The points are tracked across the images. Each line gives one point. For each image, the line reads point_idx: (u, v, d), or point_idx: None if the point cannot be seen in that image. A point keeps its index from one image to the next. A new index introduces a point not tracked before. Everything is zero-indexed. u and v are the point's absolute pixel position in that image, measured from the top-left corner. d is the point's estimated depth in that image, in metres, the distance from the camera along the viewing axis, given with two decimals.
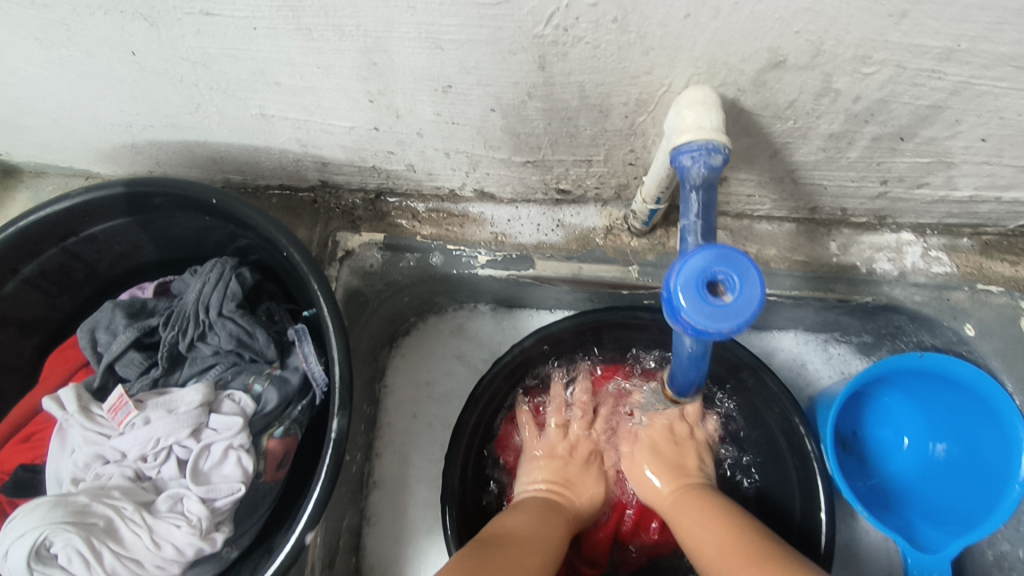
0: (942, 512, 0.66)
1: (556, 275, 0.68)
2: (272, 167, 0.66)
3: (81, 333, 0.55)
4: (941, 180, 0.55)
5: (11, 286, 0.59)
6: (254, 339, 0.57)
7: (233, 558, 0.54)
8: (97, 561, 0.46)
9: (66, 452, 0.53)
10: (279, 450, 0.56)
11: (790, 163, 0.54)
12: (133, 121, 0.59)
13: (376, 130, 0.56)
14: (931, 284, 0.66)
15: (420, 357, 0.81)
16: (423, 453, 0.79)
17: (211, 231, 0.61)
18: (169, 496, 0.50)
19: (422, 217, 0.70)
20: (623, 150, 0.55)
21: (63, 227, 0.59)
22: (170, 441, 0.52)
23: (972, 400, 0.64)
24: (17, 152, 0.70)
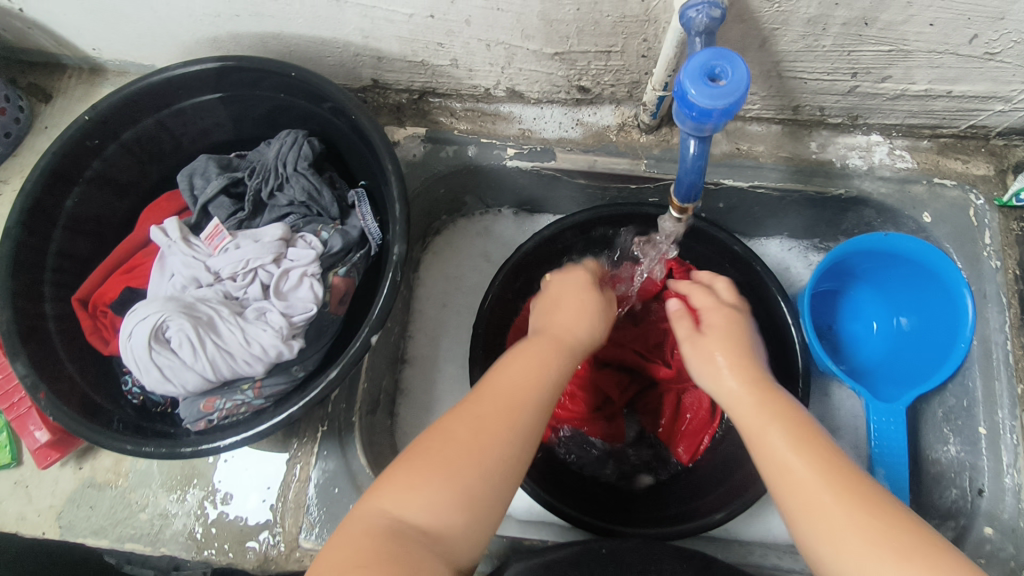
0: (902, 377, 0.77)
1: (574, 166, 0.79)
2: (334, 62, 0.76)
3: (181, 177, 0.66)
4: (900, 71, 0.66)
5: (113, 147, 0.69)
6: (321, 196, 0.67)
7: (300, 376, 0.62)
8: (201, 347, 0.56)
9: (165, 276, 0.63)
10: (341, 287, 0.65)
11: (776, 54, 0.66)
12: (221, 10, 0.70)
13: (432, 18, 0.66)
14: (895, 178, 0.77)
15: (449, 254, 0.91)
16: (451, 336, 0.89)
17: (284, 109, 0.72)
18: (255, 308, 0.60)
19: (459, 114, 0.81)
20: (638, 39, 0.66)
21: (160, 98, 0.69)
22: (257, 264, 0.62)
23: (928, 276, 0.74)
24: (107, 49, 0.80)
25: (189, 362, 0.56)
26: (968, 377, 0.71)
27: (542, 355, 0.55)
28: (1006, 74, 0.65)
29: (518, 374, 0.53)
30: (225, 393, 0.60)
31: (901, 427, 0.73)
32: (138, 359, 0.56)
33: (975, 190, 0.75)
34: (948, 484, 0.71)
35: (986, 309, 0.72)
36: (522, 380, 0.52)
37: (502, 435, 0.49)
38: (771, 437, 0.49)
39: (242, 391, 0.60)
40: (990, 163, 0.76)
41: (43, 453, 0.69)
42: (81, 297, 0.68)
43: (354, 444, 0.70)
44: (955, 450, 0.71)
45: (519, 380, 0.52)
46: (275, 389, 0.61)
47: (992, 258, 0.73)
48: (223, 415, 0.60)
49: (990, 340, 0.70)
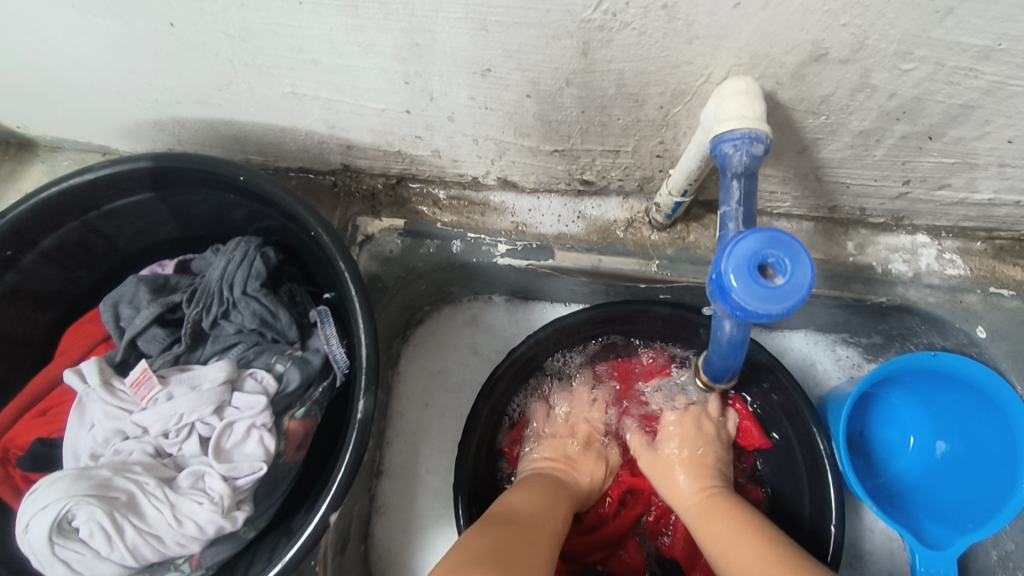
0: (949, 509, 0.68)
1: (575, 266, 0.68)
2: (296, 149, 0.65)
3: (104, 306, 0.54)
4: (962, 181, 0.56)
5: (30, 258, 0.59)
6: (278, 319, 0.56)
7: (250, 539, 0.53)
8: (119, 536, 0.46)
9: (84, 427, 0.52)
10: (299, 431, 0.55)
11: (816, 160, 0.55)
12: (159, 96, 0.59)
13: (407, 114, 0.56)
14: (945, 286, 0.67)
15: (433, 347, 0.81)
16: (433, 444, 0.78)
17: (233, 208, 0.61)
18: (191, 472, 0.50)
19: (443, 204, 0.70)
20: (653, 141, 0.55)
21: (85, 200, 0.58)
22: (194, 418, 0.51)
23: (983, 400, 0.64)
24: (34, 126, 0.69)
25: (104, 552, 0.46)
26: None
27: (547, 489, 0.62)
28: None
29: (527, 502, 0.58)
30: (153, 571, 0.49)
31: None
32: (38, 552, 0.45)
33: None
34: None
35: None
36: (526, 507, 0.57)
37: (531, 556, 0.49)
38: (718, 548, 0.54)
39: (177, 567, 0.50)
40: None
41: None
42: None
43: None
44: None
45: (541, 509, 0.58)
46: (218, 558, 0.51)
47: None
48: None
49: None
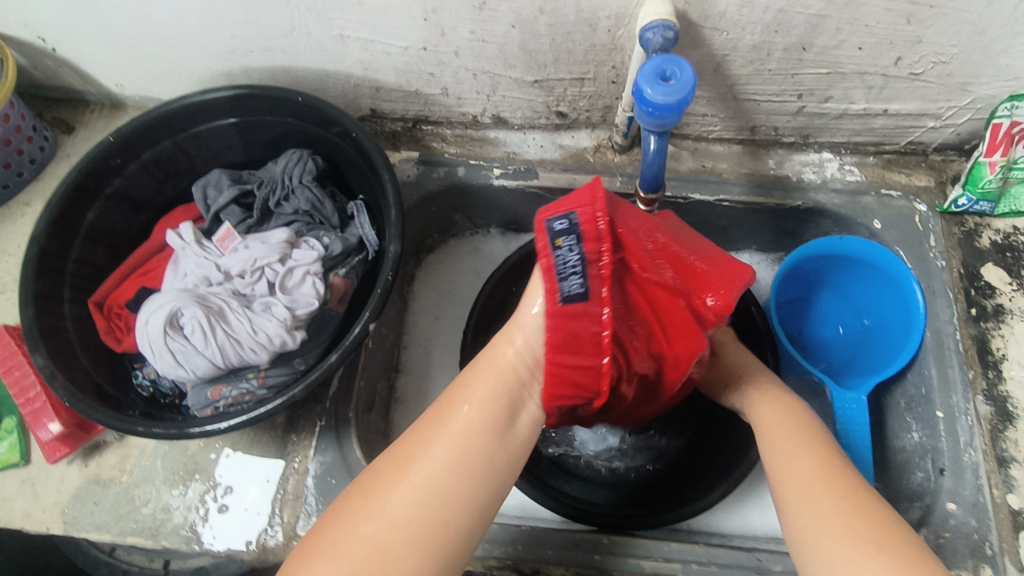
0: (868, 369, 0.83)
1: (555, 183, 0.86)
2: (335, 93, 0.84)
3: (196, 187, 0.71)
4: (839, 92, 0.75)
5: (133, 166, 0.76)
6: (324, 206, 0.73)
7: (301, 368, 0.67)
8: (212, 334, 0.61)
9: (178, 276, 0.68)
10: (341, 287, 0.70)
11: (729, 77, 0.74)
12: (237, 46, 0.78)
13: (424, 50, 0.75)
14: (846, 190, 0.84)
15: (442, 271, 0.98)
16: (444, 347, 0.94)
17: (292, 133, 0.79)
18: (261, 302, 0.66)
19: (450, 140, 0.89)
20: (607, 66, 0.74)
21: (179, 122, 0.76)
22: (264, 263, 0.67)
23: (881, 275, 0.81)
24: (129, 85, 0.88)
25: (200, 347, 0.61)
26: (925, 366, 0.76)
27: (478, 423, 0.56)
28: (932, 93, 0.74)
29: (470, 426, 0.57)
30: (231, 380, 0.65)
31: (864, 412, 0.77)
32: (153, 344, 0.61)
33: (919, 199, 0.83)
34: (915, 469, 0.76)
35: (936, 303, 0.78)
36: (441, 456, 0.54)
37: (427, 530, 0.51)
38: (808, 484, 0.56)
39: (248, 379, 0.65)
40: (930, 175, 0.85)
41: (51, 448, 0.72)
42: (97, 300, 0.72)
43: (350, 439, 0.73)
44: (919, 436, 0.76)
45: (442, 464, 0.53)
46: (278, 379, 0.66)
47: (938, 258, 0.80)
48: (229, 402, 0.64)
49: (942, 331, 0.76)
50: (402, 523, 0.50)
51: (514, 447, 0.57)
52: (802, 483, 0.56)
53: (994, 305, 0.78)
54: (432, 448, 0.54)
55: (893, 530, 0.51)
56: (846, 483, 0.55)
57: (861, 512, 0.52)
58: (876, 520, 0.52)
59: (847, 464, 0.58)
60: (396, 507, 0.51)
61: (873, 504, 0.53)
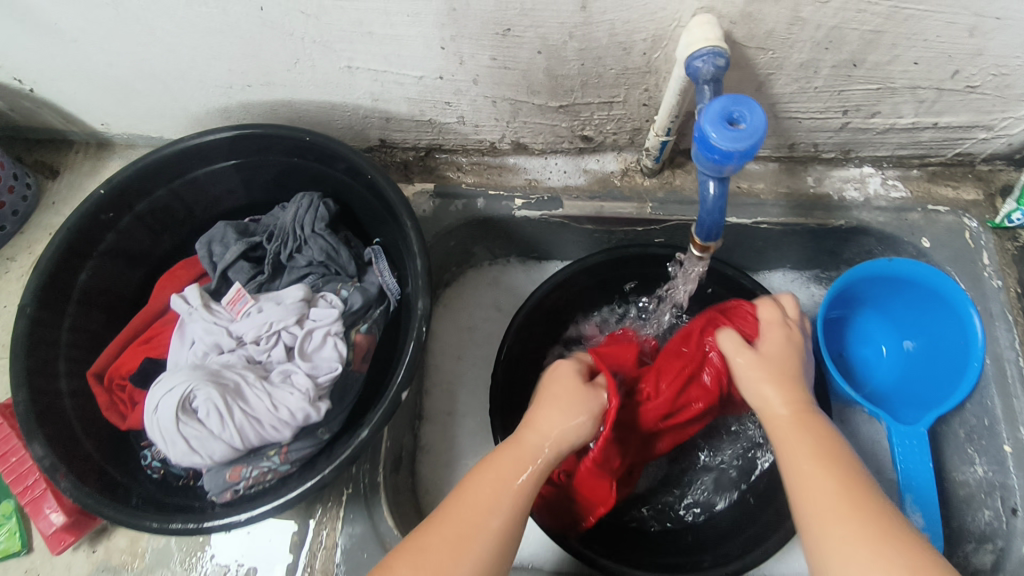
0: (919, 399, 0.79)
1: (581, 212, 0.81)
2: (342, 125, 0.78)
3: (200, 244, 0.65)
4: (888, 107, 0.70)
5: (127, 219, 0.69)
6: (339, 255, 0.67)
7: (326, 439, 0.61)
8: (229, 415, 0.55)
9: (185, 344, 0.62)
10: (364, 344, 0.65)
11: (771, 96, 0.69)
12: (234, 81, 0.71)
13: (441, 79, 0.69)
14: (891, 207, 0.79)
15: (460, 306, 0.92)
16: (467, 388, 0.88)
17: (299, 173, 0.73)
18: (280, 371, 0.60)
19: (466, 169, 0.83)
20: (639, 89, 0.69)
21: (175, 169, 0.69)
22: (280, 327, 0.61)
23: (932, 297, 0.77)
24: (117, 124, 0.81)
25: (217, 431, 0.55)
26: (986, 398, 0.72)
27: (515, 466, 0.57)
28: (988, 104, 0.69)
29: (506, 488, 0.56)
30: (251, 460, 0.59)
31: (924, 449, 0.73)
32: (164, 431, 0.55)
33: (968, 214, 0.78)
34: (979, 506, 0.72)
35: (995, 328, 0.74)
36: (484, 499, 0.55)
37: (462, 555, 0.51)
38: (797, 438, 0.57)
39: (269, 457, 0.59)
40: (978, 187, 0.80)
41: (56, 538, 0.66)
42: (96, 371, 0.66)
43: (379, 506, 0.68)
44: (984, 471, 0.72)
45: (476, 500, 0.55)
46: (302, 453, 0.60)
47: (993, 279, 0.76)
48: (250, 483, 0.59)
49: (1003, 358, 0.72)
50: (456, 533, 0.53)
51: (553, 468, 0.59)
52: (815, 511, 0.51)
53: None
54: (479, 490, 0.55)
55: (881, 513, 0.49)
56: (844, 470, 0.53)
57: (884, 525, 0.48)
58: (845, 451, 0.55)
59: (874, 489, 0.52)
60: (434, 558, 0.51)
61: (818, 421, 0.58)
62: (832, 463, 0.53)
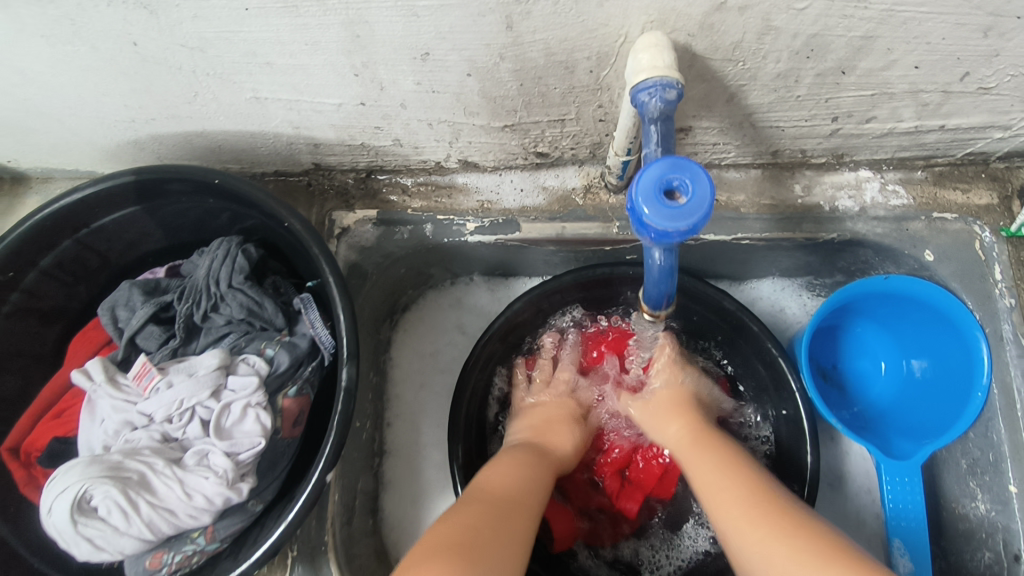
0: (917, 427, 0.71)
1: (541, 236, 0.72)
2: (268, 152, 0.70)
3: (102, 310, 0.60)
4: (886, 112, 0.60)
5: (31, 278, 0.63)
6: (263, 309, 0.61)
7: (258, 511, 0.58)
8: (134, 511, 0.51)
9: (96, 423, 0.57)
10: (293, 408, 0.60)
11: (746, 107, 0.59)
12: (134, 116, 0.63)
13: (363, 105, 0.60)
14: (891, 216, 0.70)
15: (421, 331, 0.86)
16: (432, 420, 0.83)
17: (217, 213, 0.66)
18: (196, 452, 0.55)
19: (412, 191, 0.74)
20: (592, 106, 0.59)
21: (75, 220, 0.62)
22: (193, 402, 0.56)
23: (937, 316, 0.68)
24: (24, 159, 0.73)
25: (123, 528, 0.51)
26: (992, 431, 0.65)
27: (525, 460, 0.60)
28: (1004, 105, 0.58)
29: (502, 482, 0.55)
30: (172, 545, 0.55)
31: (916, 487, 0.67)
32: (64, 533, 0.50)
33: (979, 222, 0.69)
34: (979, 547, 0.65)
35: (1004, 352, 0.66)
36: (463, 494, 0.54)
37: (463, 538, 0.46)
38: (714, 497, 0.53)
39: (193, 540, 0.55)
40: (992, 189, 0.70)
41: None
42: (11, 446, 0.62)
43: (328, 566, 0.64)
44: (985, 508, 0.66)
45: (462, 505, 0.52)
46: (230, 530, 0.56)
47: (1005, 296, 0.67)
48: (174, 568, 0.55)
49: (1012, 387, 0.65)
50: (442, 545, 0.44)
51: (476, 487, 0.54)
52: (738, 513, 0.50)
53: None
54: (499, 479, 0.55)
55: (774, 506, 0.49)
56: (742, 479, 0.53)
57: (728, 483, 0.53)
58: (734, 448, 0.60)
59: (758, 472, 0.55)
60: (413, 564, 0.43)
61: (715, 441, 0.61)
62: (750, 522, 0.48)
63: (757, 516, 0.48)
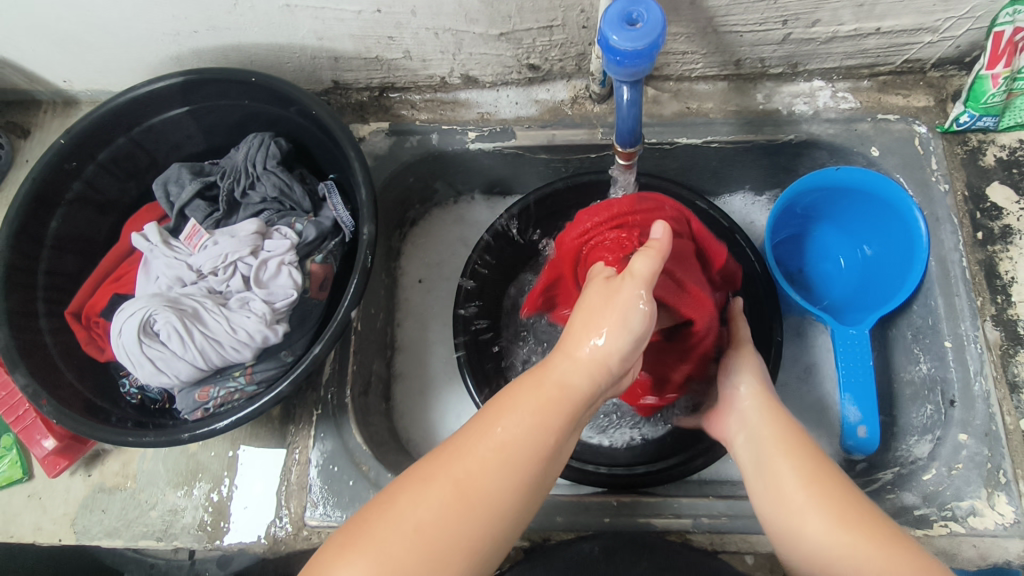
0: (869, 306, 0.82)
1: (534, 141, 0.82)
2: (294, 68, 0.80)
3: (157, 185, 0.70)
4: (827, 14, 0.70)
5: (91, 168, 0.72)
6: (293, 191, 0.70)
7: (290, 361, 0.65)
8: (189, 337, 0.60)
9: (151, 279, 0.67)
10: (320, 273, 0.68)
11: (707, 10, 0.69)
12: (180, 28, 0.73)
13: (379, 13, 0.70)
14: (841, 119, 0.79)
15: (428, 244, 0.95)
16: (438, 321, 0.92)
17: (252, 116, 0.75)
18: (238, 298, 0.63)
19: (420, 106, 0.84)
20: (576, 11, 0.69)
21: (128, 117, 0.72)
22: (236, 258, 0.65)
23: (881, 205, 0.79)
24: (78, 80, 0.83)
25: (179, 352, 0.60)
26: (930, 297, 0.74)
27: (552, 408, 0.48)
28: (927, 5, 0.68)
29: (518, 439, 0.47)
30: (218, 381, 0.63)
31: (864, 347, 0.78)
32: (130, 353, 0.60)
33: (918, 121, 0.78)
34: (923, 402, 0.74)
35: (940, 230, 0.75)
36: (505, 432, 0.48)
37: (471, 502, 0.46)
38: (804, 493, 0.55)
39: (235, 378, 0.63)
40: (929, 94, 0.80)
41: (51, 462, 0.71)
42: (73, 310, 0.71)
43: (349, 423, 0.71)
44: (927, 368, 0.74)
45: (507, 432, 0.48)
46: (266, 374, 0.64)
47: (941, 183, 0.76)
48: (219, 402, 0.63)
49: (947, 259, 0.73)
50: (453, 484, 0.46)
51: (521, 429, 0.48)
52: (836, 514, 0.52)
53: (1001, 226, 0.75)
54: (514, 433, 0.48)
55: (870, 524, 0.51)
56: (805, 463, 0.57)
57: (813, 474, 0.56)
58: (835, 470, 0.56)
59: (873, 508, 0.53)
60: (411, 521, 0.46)
61: (832, 485, 0.54)
62: (843, 523, 0.51)
63: (846, 520, 0.51)
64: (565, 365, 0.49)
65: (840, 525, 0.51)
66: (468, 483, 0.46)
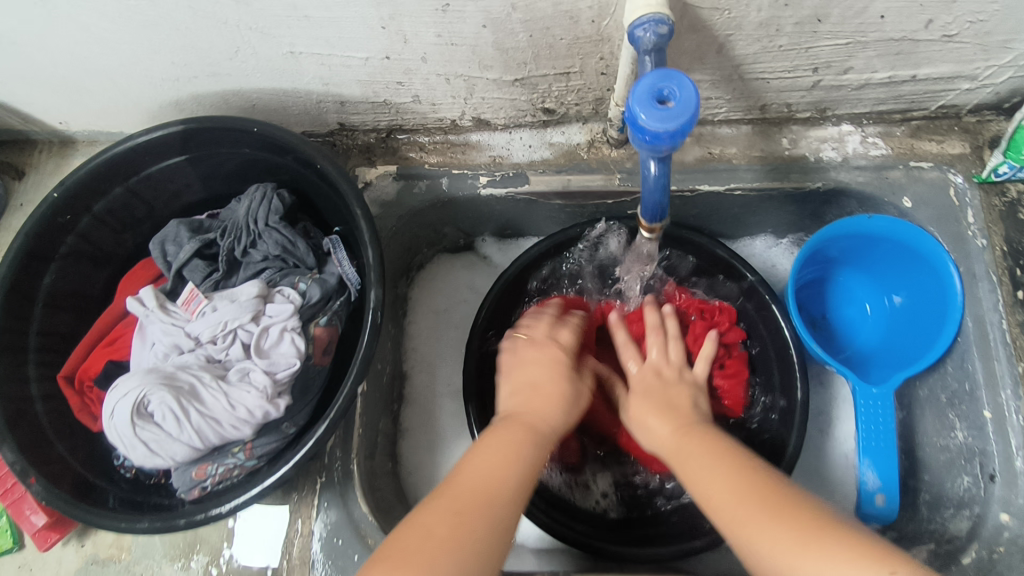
0: (897, 361, 0.78)
1: (548, 187, 0.78)
2: (298, 111, 0.77)
3: (154, 245, 0.68)
4: (860, 62, 0.66)
5: (85, 221, 0.69)
6: (296, 247, 0.67)
7: (292, 433, 0.62)
8: (185, 417, 0.56)
9: (147, 346, 0.64)
10: (324, 337, 0.64)
11: (733, 58, 0.65)
12: (180, 74, 0.69)
13: (388, 60, 0.66)
14: (871, 166, 0.76)
15: (436, 288, 0.91)
16: (446, 369, 0.89)
17: (253, 164, 0.72)
18: (238, 370, 0.60)
19: (429, 148, 0.81)
20: (595, 58, 0.66)
21: (123, 169, 0.68)
22: (236, 325, 0.61)
23: (913, 256, 0.75)
24: (75, 121, 0.80)
25: (175, 433, 0.57)
26: (967, 360, 0.70)
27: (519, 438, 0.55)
28: (968, 54, 0.64)
29: (498, 463, 0.53)
30: (216, 458, 0.60)
31: (888, 411, 0.74)
32: (123, 436, 0.57)
33: (953, 170, 0.74)
34: (959, 472, 0.70)
35: (978, 289, 0.71)
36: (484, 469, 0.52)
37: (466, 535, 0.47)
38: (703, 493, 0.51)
39: (234, 454, 0.59)
40: (964, 140, 0.76)
41: (42, 535, 0.68)
42: (66, 374, 0.68)
43: (354, 492, 0.68)
44: (964, 436, 0.70)
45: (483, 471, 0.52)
46: (267, 448, 0.60)
47: (977, 237, 0.72)
48: (217, 480, 0.59)
49: (985, 320, 0.69)
50: (433, 523, 0.47)
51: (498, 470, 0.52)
52: (731, 505, 0.48)
53: None
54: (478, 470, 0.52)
55: (763, 493, 0.48)
56: (710, 462, 0.53)
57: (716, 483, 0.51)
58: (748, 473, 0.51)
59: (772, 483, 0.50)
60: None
61: (740, 473, 0.51)
62: (743, 500, 0.48)
63: (770, 509, 0.47)
64: (530, 415, 0.58)
65: (770, 536, 0.45)
66: (445, 524, 0.47)
